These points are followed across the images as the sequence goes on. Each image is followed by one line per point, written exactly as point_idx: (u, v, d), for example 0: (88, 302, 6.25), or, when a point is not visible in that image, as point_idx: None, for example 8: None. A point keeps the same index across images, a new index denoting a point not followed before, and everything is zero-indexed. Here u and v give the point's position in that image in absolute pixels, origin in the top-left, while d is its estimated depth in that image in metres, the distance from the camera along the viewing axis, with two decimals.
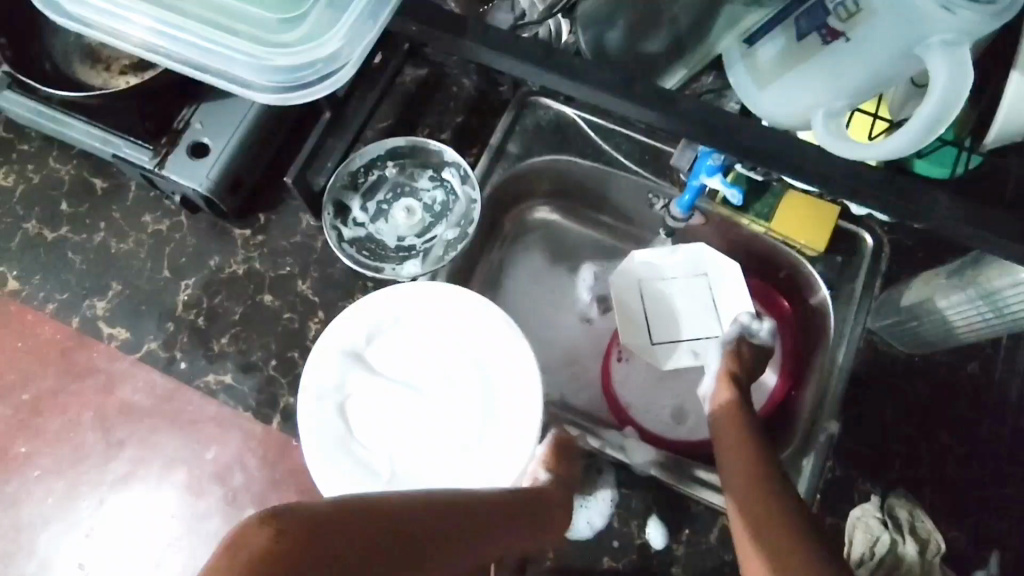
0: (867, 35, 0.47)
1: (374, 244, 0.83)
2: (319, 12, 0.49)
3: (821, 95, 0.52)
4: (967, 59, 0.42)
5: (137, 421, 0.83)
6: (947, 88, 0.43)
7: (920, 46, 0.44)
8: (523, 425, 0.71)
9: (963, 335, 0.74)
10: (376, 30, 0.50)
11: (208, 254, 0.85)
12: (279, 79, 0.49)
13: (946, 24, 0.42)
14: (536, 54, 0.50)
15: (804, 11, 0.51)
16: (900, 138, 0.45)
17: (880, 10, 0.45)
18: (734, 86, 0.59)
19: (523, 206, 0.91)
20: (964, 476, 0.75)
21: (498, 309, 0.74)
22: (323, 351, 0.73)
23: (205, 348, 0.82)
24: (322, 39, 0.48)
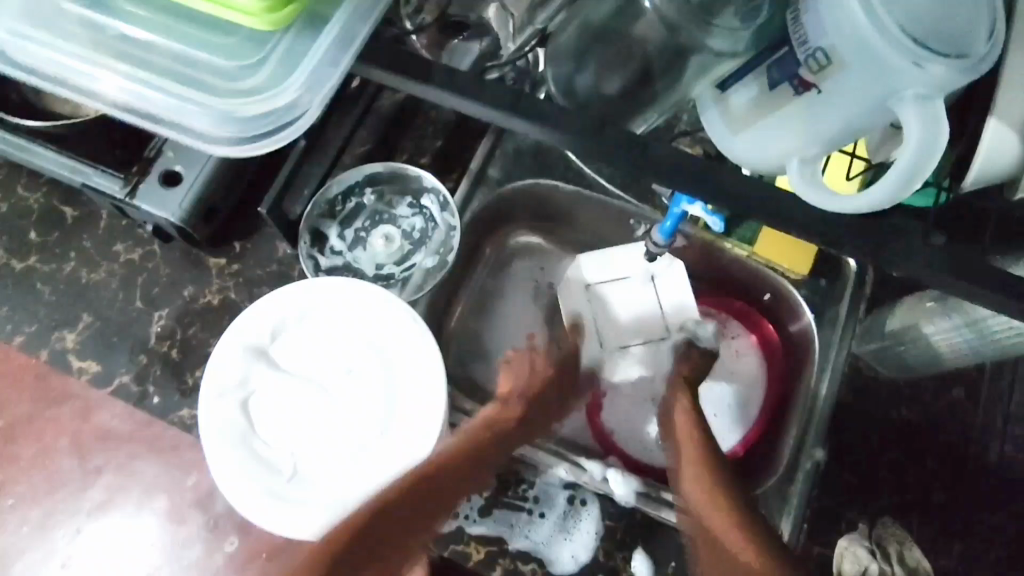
0: (840, 88, 0.44)
1: (352, 274, 0.82)
2: (279, 57, 0.47)
3: (795, 141, 0.49)
4: (941, 114, 0.41)
5: (114, 446, 0.82)
6: (924, 143, 0.41)
7: (894, 99, 0.42)
8: (429, 420, 0.65)
9: (949, 359, 0.74)
10: (338, 76, 0.47)
11: (183, 284, 0.83)
12: (234, 131, 0.48)
13: (921, 78, 0.40)
14: (504, 102, 0.47)
15: (773, 59, 0.48)
16: (887, 182, 0.43)
17: (853, 64, 0.43)
18: (707, 132, 0.55)
19: (503, 230, 0.90)
20: (952, 502, 0.75)
21: (403, 301, 0.68)
22: (223, 345, 0.67)
23: (179, 382, 0.79)
24: (284, 85, 0.47)
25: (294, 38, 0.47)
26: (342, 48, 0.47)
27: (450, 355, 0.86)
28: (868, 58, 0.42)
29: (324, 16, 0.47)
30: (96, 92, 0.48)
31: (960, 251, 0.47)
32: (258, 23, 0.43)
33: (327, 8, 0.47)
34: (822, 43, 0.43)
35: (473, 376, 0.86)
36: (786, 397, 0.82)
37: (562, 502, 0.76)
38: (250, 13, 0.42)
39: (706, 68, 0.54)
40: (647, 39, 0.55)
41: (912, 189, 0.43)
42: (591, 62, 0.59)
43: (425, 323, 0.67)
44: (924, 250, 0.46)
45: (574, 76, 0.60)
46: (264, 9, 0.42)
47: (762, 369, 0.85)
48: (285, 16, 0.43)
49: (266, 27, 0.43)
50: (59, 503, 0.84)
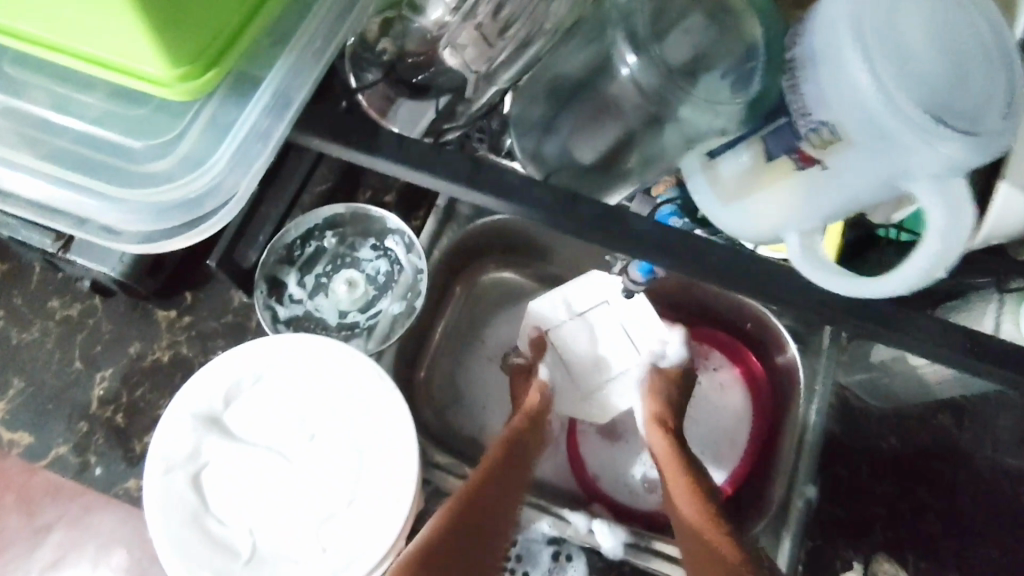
0: (847, 164, 0.46)
1: (312, 324, 0.77)
2: (200, 130, 0.43)
3: (793, 213, 0.51)
4: (961, 198, 0.42)
5: (66, 501, 0.75)
6: (948, 231, 0.42)
7: (904, 178, 0.43)
8: (398, 491, 0.59)
9: (935, 390, 0.72)
10: (268, 150, 0.44)
11: (128, 340, 0.76)
12: (147, 219, 0.44)
13: (931, 158, 0.41)
14: (467, 172, 0.45)
15: (770, 130, 0.50)
16: (909, 271, 0.43)
17: (859, 147, 0.44)
18: (695, 197, 0.58)
19: (474, 267, 0.85)
20: (946, 536, 0.70)
21: (366, 358, 0.62)
22: (169, 418, 0.61)
23: (126, 450, 0.73)
24: (204, 165, 0.43)
25: (216, 107, 0.43)
26: (274, 119, 0.44)
27: (422, 404, 0.81)
28: (878, 134, 0.42)
29: (253, 81, 0.43)
30: (0, 179, 0.45)
31: None
32: (171, 93, 0.38)
33: (255, 70, 0.43)
34: (825, 118, 0.44)
35: (447, 424, 0.81)
36: (775, 430, 0.80)
37: (546, 559, 0.71)
38: (161, 83, 0.38)
39: (690, 140, 0.55)
40: (622, 97, 0.55)
41: (934, 276, 0.44)
42: (562, 126, 0.58)
43: (391, 381, 0.62)
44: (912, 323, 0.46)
45: (543, 143, 0.59)
46: (177, 78, 0.38)
47: (746, 403, 0.83)
48: (203, 85, 0.39)
49: (180, 96, 0.39)
50: (9, 562, 0.78)
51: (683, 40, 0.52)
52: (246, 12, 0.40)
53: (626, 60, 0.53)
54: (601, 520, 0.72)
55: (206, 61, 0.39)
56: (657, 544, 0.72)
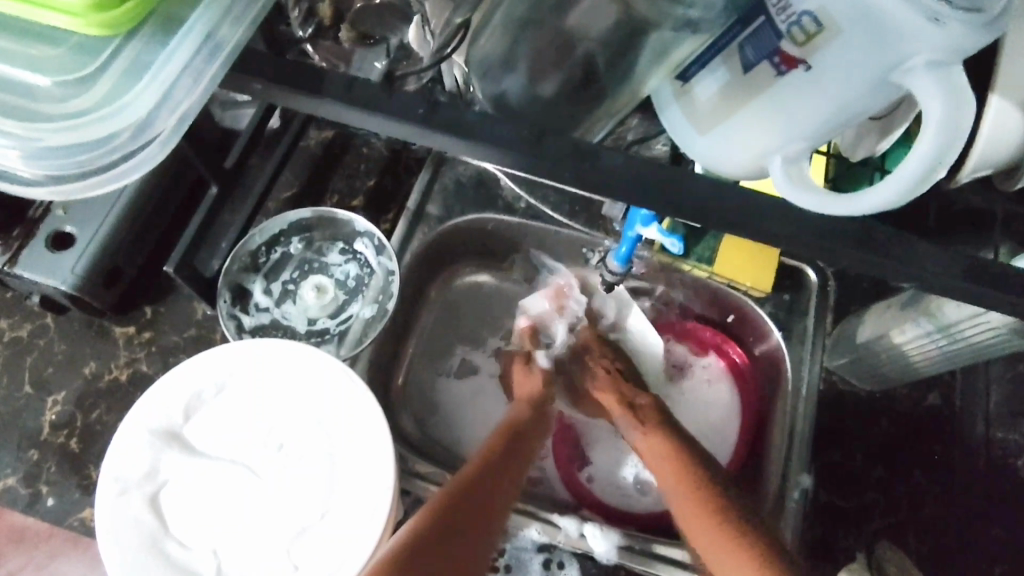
0: (835, 61, 0.35)
1: (280, 332, 0.73)
2: (118, 70, 0.38)
3: (770, 137, 0.40)
4: (962, 86, 0.32)
5: (31, 547, 0.67)
6: (946, 125, 0.32)
7: (898, 71, 0.33)
8: (373, 499, 0.55)
9: (921, 367, 0.68)
10: (200, 94, 0.39)
11: (82, 359, 0.72)
12: (55, 165, 0.39)
13: (937, 39, 0.31)
14: (420, 112, 0.39)
15: (745, 35, 0.38)
16: (901, 176, 0.33)
17: (848, 32, 0.33)
18: (668, 130, 0.46)
19: (449, 271, 0.83)
20: (946, 520, 0.69)
21: (334, 361, 0.59)
22: (126, 432, 0.57)
23: (80, 478, 0.68)
24: (124, 106, 0.38)
25: (142, 43, 0.38)
26: (204, 59, 0.38)
27: (398, 412, 0.77)
28: (870, 22, 0.32)
29: (179, 17, 0.38)
30: None
31: (982, 268, 0.39)
32: (82, 24, 0.34)
33: (181, 8, 0.38)
34: (808, 4, 0.34)
35: (426, 431, 0.77)
36: (766, 421, 0.75)
37: (537, 567, 0.68)
38: (72, 13, 0.34)
39: (663, 51, 0.43)
40: (587, 33, 0.44)
41: (933, 179, 0.34)
42: (521, 60, 0.46)
43: (364, 384, 0.58)
44: (935, 257, 0.39)
45: (504, 81, 0.47)
46: (89, 7, 0.34)
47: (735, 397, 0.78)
48: (120, 15, 0.35)
49: (95, 30, 0.35)
50: None
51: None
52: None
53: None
54: (592, 523, 0.68)
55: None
56: (667, 550, 0.67)
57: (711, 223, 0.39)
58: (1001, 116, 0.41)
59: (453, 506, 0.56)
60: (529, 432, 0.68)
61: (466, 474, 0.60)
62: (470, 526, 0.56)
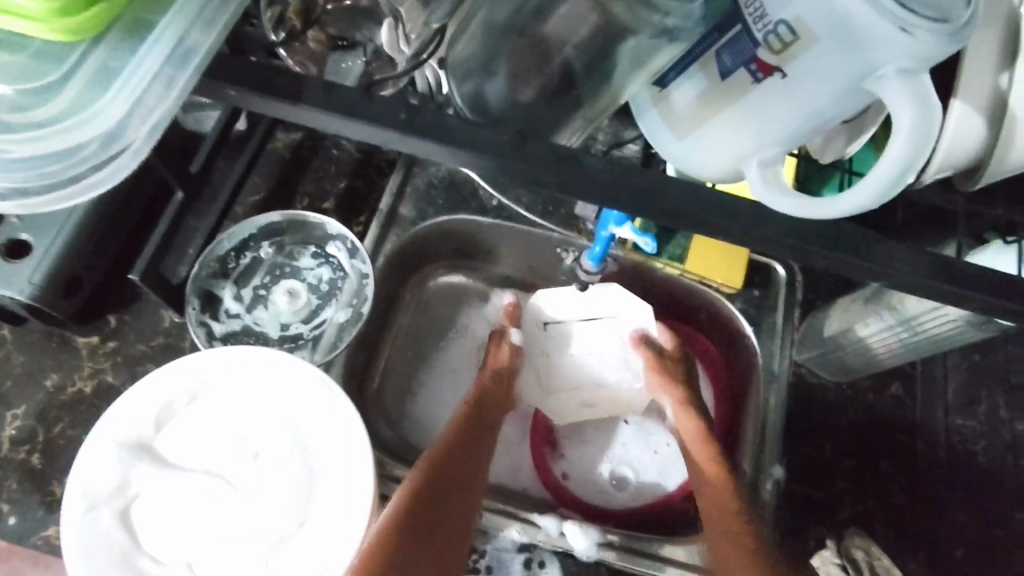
0: (809, 69, 0.36)
1: (251, 339, 0.71)
2: (85, 77, 0.37)
3: (746, 140, 0.41)
4: (931, 92, 0.33)
5: None
6: (916, 131, 0.33)
7: (869, 79, 0.34)
8: (355, 508, 0.55)
9: (884, 359, 0.70)
10: (172, 102, 0.37)
11: (44, 371, 0.69)
12: (18, 177, 0.37)
13: (906, 49, 0.32)
14: (397, 118, 0.39)
15: (721, 43, 0.39)
16: (875, 180, 0.35)
17: (823, 43, 0.34)
18: (646, 137, 0.47)
19: (423, 272, 0.82)
20: (909, 505, 0.71)
21: (309, 366, 0.58)
22: (93, 447, 0.56)
23: (43, 495, 0.65)
24: (92, 115, 0.37)
25: (109, 50, 0.37)
26: (176, 66, 0.37)
27: (375, 416, 0.76)
28: (843, 31, 0.33)
29: (149, 22, 0.37)
30: None
31: (943, 267, 0.41)
32: (45, 30, 0.33)
33: (152, 13, 0.37)
34: (784, 14, 0.35)
35: (404, 435, 0.77)
36: (739, 400, 0.77)
37: (518, 568, 0.68)
38: (33, 18, 0.33)
39: (640, 60, 0.43)
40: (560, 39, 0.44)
41: (904, 183, 0.35)
42: (501, 67, 0.46)
43: (343, 390, 0.57)
44: (901, 256, 0.40)
45: (484, 85, 0.47)
46: (52, 12, 0.33)
47: (708, 391, 0.80)
48: (85, 21, 0.34)
49: (58, 36, 0.34)
50: None
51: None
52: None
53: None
54: (571, 521, 0.68)
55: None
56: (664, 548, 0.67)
57: (688, 224, 0.40)
58: (962, 119, 0.43)
59: (423, 493, 0.56)
60: (491, 415, 0.69)
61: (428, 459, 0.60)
62: (443, 508, 0.56)
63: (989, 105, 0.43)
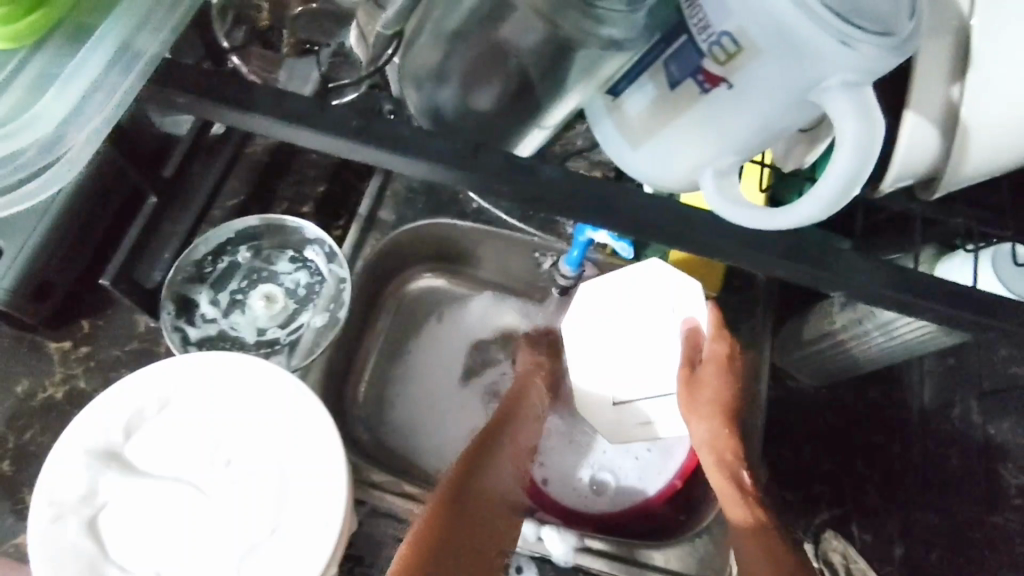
0: (753, 81, 0.36)
1: (228, 343, 0.71)
2: (23, 84, 0.36)
3: (700, 149, 0.40)
4: (874, 103, 0.33)
5: None
6: (860, 142, 0.33)
7: (814, 90, 0.34)
8: (325, 510, 0.55)
9: (860, 362, 0.70)
10: (115, 104, 0.37)
11: (14, 377, 0.68)
12: None
13: (848, 61, 0.32)
14: (351, 126, 0.39)
15: (669, 53, 0.39)
16: (821, 192, 0.35)
17: (765, 56, 0.35)
18: (600, 141, 0.46)
19: (403, 275, 0.82)
20: (885, 507, 0.71)
21: (280, 369, 0.58)
22: (59, 454, 0.55)
23: (14, 502, 0.64)
24: (35, 118, 0.36)
25: (50, 55, 0.36)
26: (118, 72, 0.37)
27: (352, 421, 0.76)
28: (784, 44, 0.34)
29: (91, 27, 0.37)
30: None
31: (903, 276, 0.41)
32: None
33: (92, 17, 0.37)
34: (726, 26, 0.35)
35: (382, 440, 0.76)
36: None
37: None
38: None
39: (589, 69, 0.43)
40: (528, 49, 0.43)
41: (851, 196, 0.35)
42: (472, 78, 0.46)
43: (310, 393, 0.57)
44: (857, 266, 0.41)
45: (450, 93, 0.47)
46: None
47: None
48: (25, 28, 0.34)
49: (2, 43, 0.34)
50: None
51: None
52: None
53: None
54: (549, 525, 0.68)
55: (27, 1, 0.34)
56: (649, 555, 0.67)
57: (653, 234, 0.40)
58: (916, 128, 0.43)
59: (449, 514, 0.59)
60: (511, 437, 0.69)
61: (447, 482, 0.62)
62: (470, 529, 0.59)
63: (941, 116, 0.43)
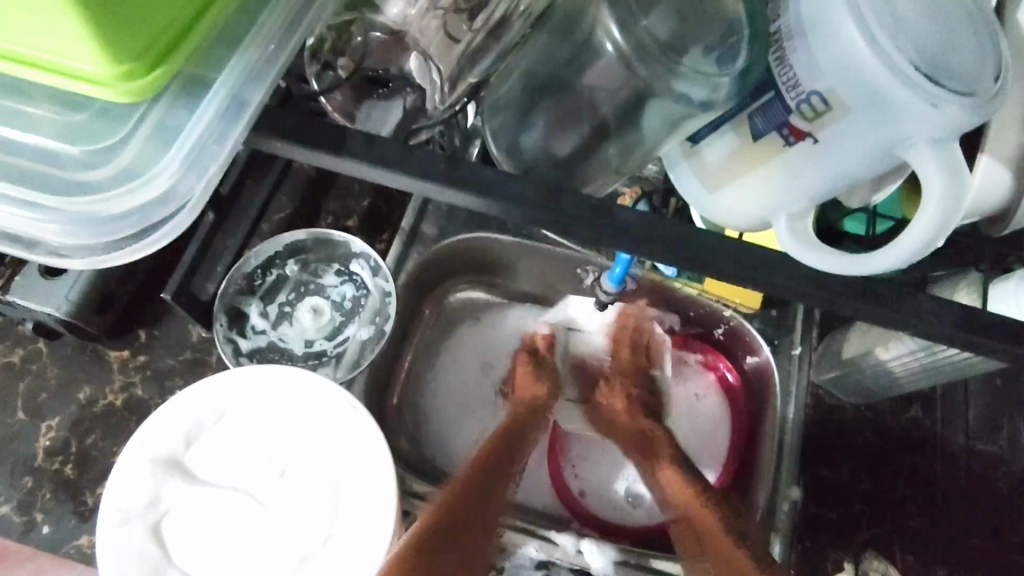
0: (839, 137, 0.37)
1: (277, 355, 0.73)
2: (144, 137, 0.38)
3: (774, 195, 0.42)
4: (961, 159, 0.35)
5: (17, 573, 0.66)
6: (947, 196, 0.34)
7: (900, 145, 0.36)
8: (378, 527, 0.56)
9: (903, 382, 0.70)
10: (225, 159, 0.39)
11: (77, 384, 0.71)
12: (94, 232, 0.40)
13: (936, 122, 0.34)
14: (436, 167, 0.40)
15: (755, 106, 0.40)
16: (903, 245, 0.36)
17: (855, 115, 0.36)
18: (671, 179, 0.48)
19: (443, 287, 0.83)
20: (928, 528, 0.70)
21: (338, 389, 0.59)
22: (127, 462, 0.57)
23: (76, 505, 0.67)
24: (153, 171, 0.38)
25: (168, 107, 0.38)
26: (228, 123, 0.39)
27: (395, 433, 0.78)
28: (875, 104, 0.35)
29: (204, 80, 0.38)
30: None
31: (955, 309, 0.41)
32: (114, 94, 0.35)
33: (206, 69, 0.38)
34: (818, 86, 0.36)
35: (423, 451, 0.78)
36: (756, 430, 0.77)
37: None
38: (103, 82, 0.34)
39: (674, 121, 0.44)
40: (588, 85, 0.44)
41: (933, 248, 0.36)
42: (525, 114, 0.48)
43: (367, 412, 0.59)
44: (927, 308, 0.41)
45: (518, 137, 0.48)
46: (120, 77, 0.34)
47: (724, 410, 0.80)
48: (149, 84, 0.35)
49: (126, 98, 0.35)
50: None
51: (668, 14, 0.41)
52: (199, 4, 0.36)
53: (612, 34, 0.42)
54: (589, 538, 0.69)
55: (151, 59, 0.35)
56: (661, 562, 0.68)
57: (711, 270, 0.41)
58: (989, 173, 0.43)
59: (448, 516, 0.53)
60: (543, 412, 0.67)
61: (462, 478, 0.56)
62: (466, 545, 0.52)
63: (1014, 160, 0.44)
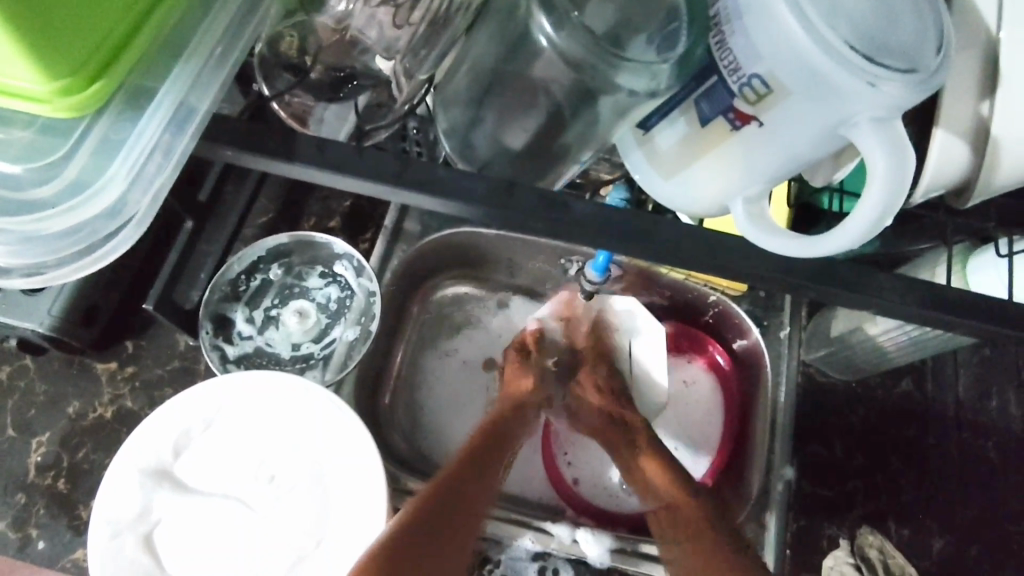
0: (782, 118, 0.37)
1: (263, 359, 0.73)
2: (87, 152, 0.38)
3: (731, 180, 0.42)
4: (905, 136, 0.34)
5: None
6: (892, 173, 0.34)
7: (844, 125, 0.35)
8: (366, 522, 0.56)
9: (892, 356, 0.70)
10: (168, 169, 0.39)
11: (65, 399, 0.71)
12: (45, 250, 0.39)
13: (876, 102, 0.33)
14: (392, 168, 0.40)
15: (701, 91, 0.40)
16: (852, 227, 0.36)
17: (796, 97, 0.36)
18: (631, 170, 0.48)
19: (428, 283, 0.83)
20: (923, 501, 0.70)
21: (320, 391, 0.60)
22: (115, 475, 0.57)
23: (70, 519, 0.67)
24: (100, 184, 0.38)
25: (111, 120, 0.38)
26: (173, 133, 0.39)
27: (387, 432, 0.78)
28: (815, 85, 0.35)
29: (146, 91, 0.38)
30: None
31: (928, 286, 0.41)
32: (52, 110, 0.34)
33: (151, 80, 0.38)
34: (757, 69, 0.36)
35: (416, 447, 0.78)
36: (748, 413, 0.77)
37: None
38: (39, 99, 0.34)
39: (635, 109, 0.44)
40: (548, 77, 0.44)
41: (880, 227, 0.36)
42: (489, 109, 0.48)
43: (347, 411, 0.59)
44: (897, 287, 0.41)
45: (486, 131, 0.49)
46: (57, 92, 0.34)
47: (715, 394, 0.80)
48: (87, 99, 0.35)
49: (64, 114, 0.35)
50: None
51: (604, 6, 0.40)
52: (138, 13, 0.36)
53: (544, 29, 0.40)
54: (584, 528, 0.69)
55: (90, 71, 0.34)
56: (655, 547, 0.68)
57: (680, 257, 0.40)
58: (945, 146, 0.43)
59: (426, 516, 0.53)
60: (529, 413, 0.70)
61: (443, 479, 0.57)
62: (443, 538, 0.52)
63: (976, 132, 0.43)
